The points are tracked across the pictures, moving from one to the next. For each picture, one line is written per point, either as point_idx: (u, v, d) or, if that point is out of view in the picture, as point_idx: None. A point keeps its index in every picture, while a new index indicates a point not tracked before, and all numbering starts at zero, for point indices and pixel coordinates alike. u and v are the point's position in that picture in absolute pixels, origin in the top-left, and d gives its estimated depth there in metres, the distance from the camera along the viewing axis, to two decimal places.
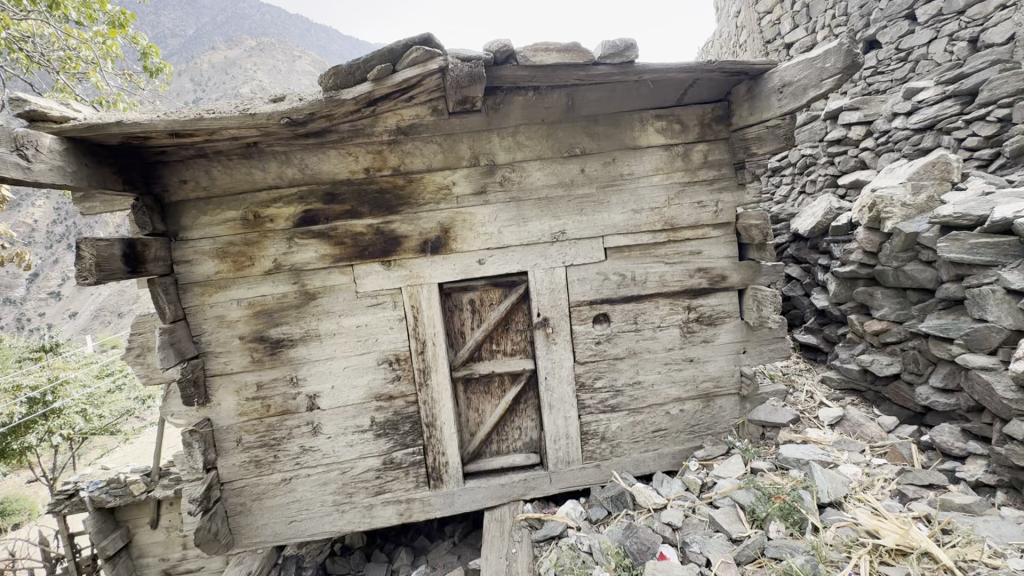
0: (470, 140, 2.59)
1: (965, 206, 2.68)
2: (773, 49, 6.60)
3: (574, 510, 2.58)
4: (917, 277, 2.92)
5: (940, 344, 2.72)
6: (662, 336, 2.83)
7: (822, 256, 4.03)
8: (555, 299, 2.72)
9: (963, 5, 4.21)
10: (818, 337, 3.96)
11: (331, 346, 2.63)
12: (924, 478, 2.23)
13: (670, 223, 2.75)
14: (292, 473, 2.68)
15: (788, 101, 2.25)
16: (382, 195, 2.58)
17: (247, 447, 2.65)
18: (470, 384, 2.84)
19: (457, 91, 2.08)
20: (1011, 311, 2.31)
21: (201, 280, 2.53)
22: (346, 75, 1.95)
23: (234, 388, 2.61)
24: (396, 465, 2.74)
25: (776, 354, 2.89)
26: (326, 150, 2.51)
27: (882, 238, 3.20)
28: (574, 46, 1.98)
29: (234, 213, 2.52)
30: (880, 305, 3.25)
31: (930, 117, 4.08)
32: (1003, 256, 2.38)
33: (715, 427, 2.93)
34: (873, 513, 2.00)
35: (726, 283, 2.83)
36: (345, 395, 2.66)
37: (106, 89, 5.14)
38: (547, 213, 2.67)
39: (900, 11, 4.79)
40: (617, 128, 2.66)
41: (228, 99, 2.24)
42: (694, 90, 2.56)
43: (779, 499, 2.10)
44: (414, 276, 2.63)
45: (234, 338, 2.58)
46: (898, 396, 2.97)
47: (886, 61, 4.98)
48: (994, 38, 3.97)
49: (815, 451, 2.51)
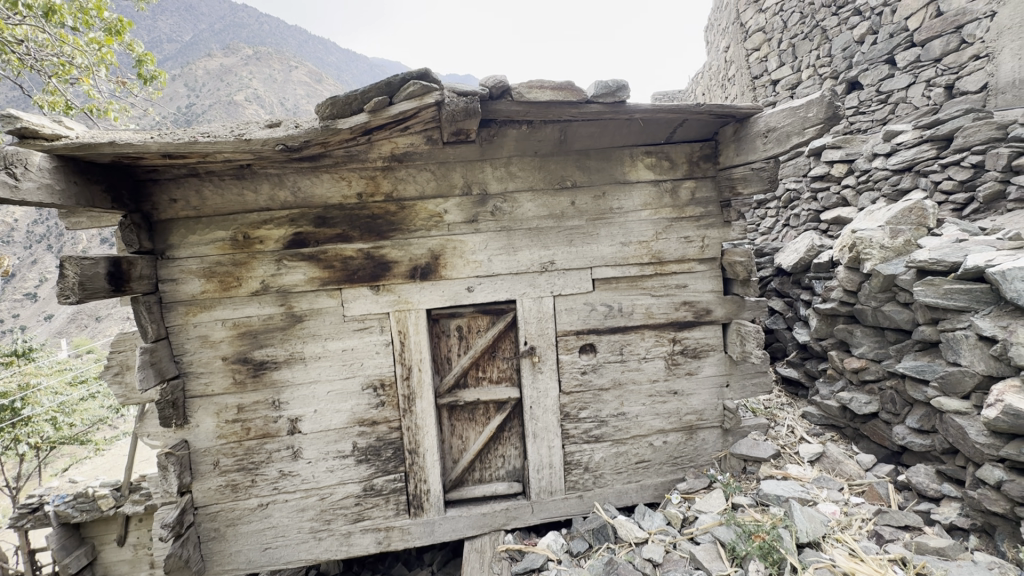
0: (463, 169, 2.63)
1: (940, 251, 2.78)
2: (760, 84, 6.81)
3: (555, 542, 2.55)
4: (894, 317, 3.01)
5: (917, 386, 2.79)
6: (647, 368, 2.85)
7: (804, 291, 4.12)
8: (543, 328, 2.74)
9: (939, 53, 4.43)
10: (799, 371, 4.03)
11: (316, 369, 2.61)
12: (900, 520, 2.27)
13: (658, 256, 2.80)
14: (269, 499, 2.63)
15: (773, 146, 2.33)
16: (373, 220, 2.59)
17: (224, 470, 2.59)
18: (455, 410, 2.83)
19: (452, 124, 2.12)
20: (983, 356, 2.38)
21: (186, 299, 2.51)
22: (343, 106, 1.98)
23: (214, 410, 2.56)
24: (376, 492, 2.70)
25: (759, 388, 2.93)
26: (319, 174, 2.52)
27: (862, 278, 3.29)
28: (568, 84, 2.03)
29: (223, 233, 2.51)
30: (859, 343, 3.32)
31: (908, 159, 4.22)
32: (977, 302, 2.46)
33: (698, 459, 2.95)
34: (850, 554, 2.02)
35: (711, 317, 2.88)
36: (328, 419, 2.63)
37: (98, 97, 5.02)
38: (536, 243, 2.70)
39: (880, 56, 5.00)
40: (608, 163, 2.72)
41: (224, 123, 2.26)
42: (682, 130, 2.64)
43: (759, 538, 2.11)
44: (403, 301, 2.63)
45: (217, 359, 2.55)
46: (876, 434, 3.02)
47: (867, 102, 5.17)
48: (968, 86, 4.21)
49: (795, 488, 2.53)
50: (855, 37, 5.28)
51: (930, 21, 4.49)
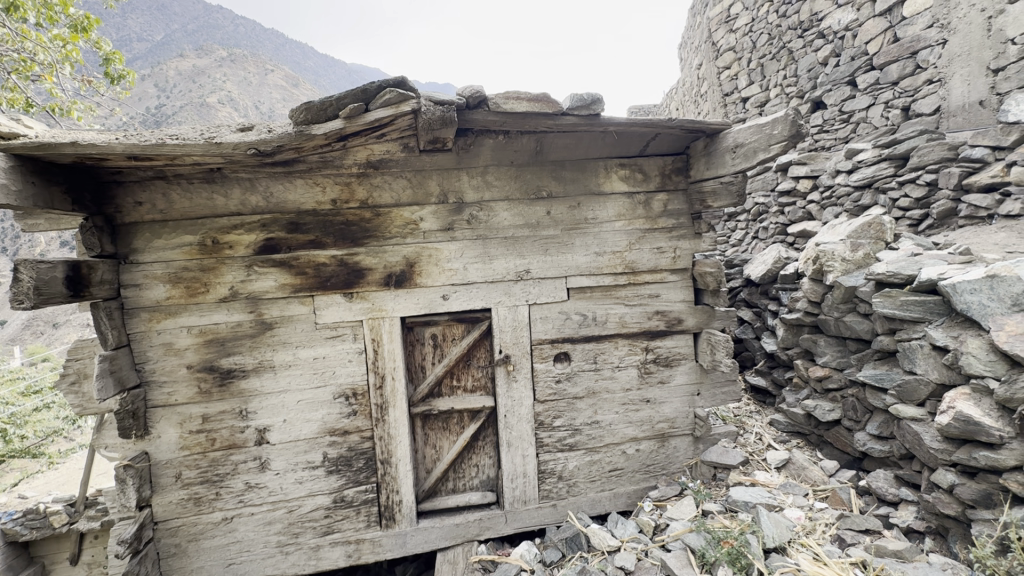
0: (440, 177, 2.63)
1: (896, 265, 2.91)
2: (730, 101, 7.02)
3: (528, 552, 2.55)
4: (855, 327, 3.13)
5: (876, 393, 2.90)
6: (620, 376, 2.88)
7: (772, 301, 4.26)
8: (518, 337, 2.75)
9: (897, 77, 4.67)
10: (767, 379, 4.15)
11: (286, 377, 2.55)
12: (861, 523, 2.35)
13: (631, 266, 2.85)
14: (234, 512, 2.55)
15: (741, 161, 2.41)
16: (347, 227, 2.57)
17: (187, 483, 2.50)
18: (429, 419, 2.80)
19: (429, 132, 2.12)
20: (936, 365, 2.50)
21: (150, 306, 2.43)
22: (318, 111, 1.97)
23: (177, 420, 2.48)
24: (347, 504, 2.65)
25: (728, 396, 2.99)
26: (293, 179, 2.49)
27: (825, 290, 3.42)
28: (544, 96, 2.06)
29: (190, 237, 2.44)
30: (822, 352, 3.44)
31: (868, 176, 4.42)
32: (930, 313, 2.59)
33: (670, 467, 2.98)
34: (814, 558, 2.08)
35: (682, 327, 2.94)
36: (297, 429, 2.57)
37: (61, 96, 4.83)
38: (512, 252, 2.72)
39: (843, 78, 5.22)
40: (583, 174, 2.77)
41: (193, 125, 2.21)
42: (655, 144, 2.70)
43: (728, 543, 2.14)
44: (376, 308, 2.60)
45: (181, 367, 2.47)
46: (839, 440, 3.13)
47: (830, 120, 5.40)
48: (923, 108, 4.46)
49: (763, 494, 2.59)
50: (819, 59, 5.50)
51: (888, 46, 4.74)
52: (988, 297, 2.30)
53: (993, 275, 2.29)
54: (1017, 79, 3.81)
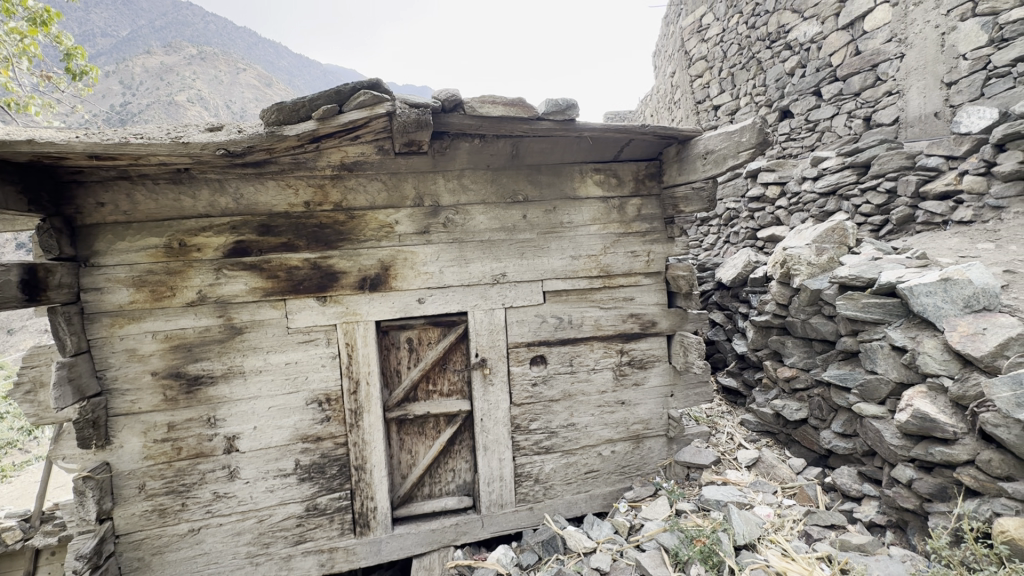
0: (415, 180, 2.62)
1: (858, 268, 3.03)
2: (702, 109, 7.19)
3: (505, 556, 2.54)
4: (820, 329, 3.24)
5: (840, 393, 3.00)
6: (596, 379, 2.91)
7: (742, 304, 4.37)
8: (494, 340, 2.75)
9: (859, 88, 4.87)
10: (738, 380, 4.25)
11: (257, 383, 2.49)
12: (827, 519, 2.43)
13: (606, 270, 2.88)
14: (201, 523, 2.47)
15: (711, 168, 2.47)
16: (321, 229, 2.53)
17: (151, 494, 2.41)
18: (405, 424, 2.77)
19: (404, 135, 2.11)
20: (895, 364, 2.60)
21: (112, 310, 2.34)
22: (290, 112, 1.95)
23: (141, 429, 2.39)
24: (320, 512, 2.60)
25: (701, 397, 3.05)
26: (264, 181, 2.44)
27: (792, 293, 3.53)
28: (519, 100, 2.07)
29: (156, 240, 2.37)
30: (790, 353, 3.54)
31: (833, 183, 4.59)
32: (890, 315, 2.70)
33: (645, 468, 3.02)
34: (782, 554, 2.14)
35: (656, 329, 2.99)
36: (268, 436, 2.51)
37: (16, 91, 4.60)
38: (488, 255, 2.72)
39: (808, 88, 5.41)
40: (559, 178, 2.79)
41: (159, 125, 2.15)
42: (629, 149, 2.75)
43: (700, 541, 2.18)
44: (351, 312, 2.56)
45: (146, 374, 2.38)
46: (806, 439, 3.23)
47: (797, 129, 5.58)
48: (883, 119, 4.66)
49: (733, 493, 2.66)
50: (786, 70, 5.68)
51: (850, 59, 4.93)
52: (942, 300, 2.44)
53: (947, 278, 2.45)
54: (968, 92, 4.01)
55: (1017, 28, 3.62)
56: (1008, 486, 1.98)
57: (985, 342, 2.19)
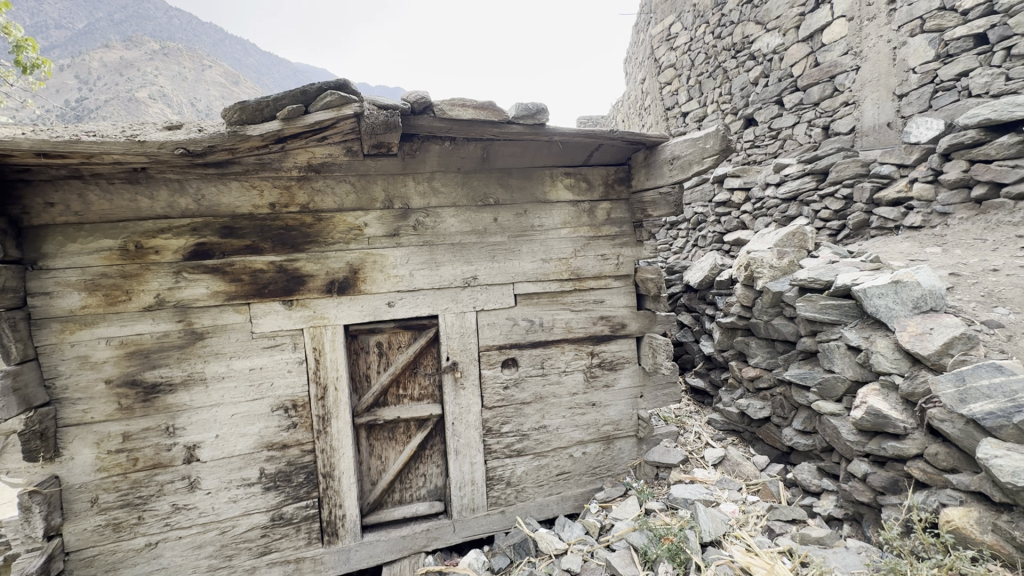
0: (385, 182, 2.59)
1: (816, 271, 3.15)
2: (671, 115, 7.36)
3: (477, 560, 2.54)
4: (781, 330, 3.35)
5: (801, 391, 3.10)
6: (567, 381, 2.94)
7: (709, 306, 4.48)
8: (465, 343, 2.74)
9: (818, 98, 5.07)
10: (705, 380, 4.36)
11: (219, 390, 2.41)
12: (788, 514, 2.51)
13: (576, 273, 2.91)
14: (159, 537, 2.37)
15: (677, 173, 2.53)
16: (287, 231, 2.47)
17: (104, 508, 2.30)
18: (374, 429, 2.73)
19: (372, 136, 2.08)
20: (851, 363, 2.71)
21: (63, 315, 2.23)
22: (253, 111, 1.91)
23: (94, 440, 2.28)
24: (286, 521, 2.53)
25: (669, 398, 3.11)
26: (227, 182, 2.38)
27: (756, 295, 3.64)
28: (489, 104, 2.09)
29: (110, 242, 2.27)
30: (754, 354, 3.65)
31: (794, 189, 4.76)
32: (846, 316, 2.82)
33: (615, 468, 3.06)
34: (746, 549, 2.20)
35: (626, 331, 3.03)
36: (231, 445, 2.43)
37: None
38: (459, 258, 2.71)
39: (771, 97, 5.60)
40: (529, 182, 2.81)
41: (115, 122, 2.07)
42: (599, 154, 2.78)
43: (668, 540, 2.21)
44: (318, 316, 2.51)
45: (99, 382, 2.28)
46: (769, 437, 3.33)
47: (761, 137, 5.77)
48: (840, 128, 4.86)
49: (700, 491, 2.73)
50: (751, 79, 5.87)
51: (810, 70, 5.13)
52: (893, 301, 2.56)
53: (897, 280, 2.58)
54: (917, 104, 4.22)
55: (961, 45, 3.86)
56: (952, 478, 2.08)
57: (932, 341, 2.32)
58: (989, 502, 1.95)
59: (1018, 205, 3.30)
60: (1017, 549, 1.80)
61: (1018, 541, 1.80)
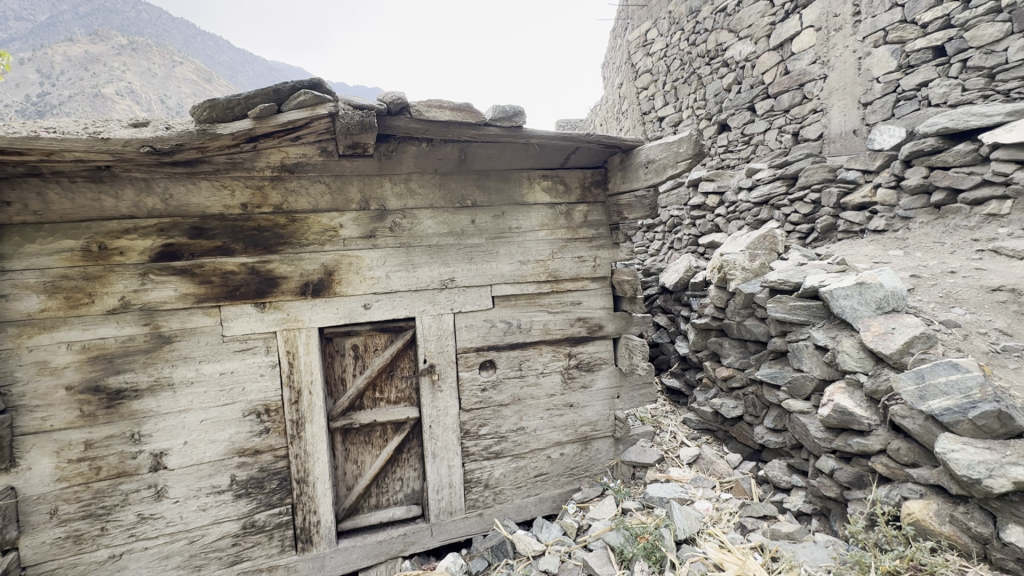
0: (360, 183, 2.56)
1: (786, 273, 3.24)
2: (648, 120, 7.47)
3: (454, 564, 2.51)
4: (753, 330, 3.43)
5: (771, 390, 3.18)
6: (545, 382, 2.95)
7: (684, 307, 4.56)
8: (443, 345, 2.72)
9: (788, 105, 5.22)
10: (680, 381, 4.43)
11: (188, 396, 2.35)
12: (760, 510, 2.57)
13: (553, 275, 2.93)
14: (124, 548, 2.29)
15: (652, 176, 2.57)
16: (259, 232, 2.42)
17: (65, 520, 2.21)
18: (350, 433, 2.69)
19: (348, 137, 2.06)
20: (819, 362, 2.80)
21: (20, 319, 2.14)
22: (224, 109, 1.87)
23: (53, 449, 2.19)
24: (258, 529, 2.47)
25: (645, 398, 3.16)
26: (197, 181, 2.32)
27: (728, 296, 3.72)
28: (466, 105, 2.09)
29: (72, 242, 2.18)
30: (727, 354, 3.73)
31: (765, 193, 4.89)
32: (814, 316, 2.90)
33: (592, 468, 3.08)
34: (719, 546, 2.25)
35: (603, 333, 3.06)
36: (201, 451, 2.37)
37: None
38: (436, 259, 2.70)
39: (743, 103, 5.74)
40: (507, 184, 2.82)
41: (76, 119, 1.99)
42: (576, 157, 2.81)
43: (644, 538, 2.24)
44: (292, 319, 2.47)
45: (59, 389, 2.19)
46: (742, 435, 3.41)
47: (734, 142, 5.91)
48: (809, 134, 5.02)
49: (675, 489, 2.78)
50: (724, 86, 6.00)
51: (780, 78, 5.28)
52: (858, 302, 2.66)
53: (862, 282, 2.68)
54: (881, 112, 4.38)
55: (921, 56, 4.05)
56: (913, 472, 2.17)
57: (894, 340, 2.40)
58: (946, 494, 2.04)
59: (974, 210, 3.47)
60: (972, 539, 1.89)
61: (973, 531, 1.88)
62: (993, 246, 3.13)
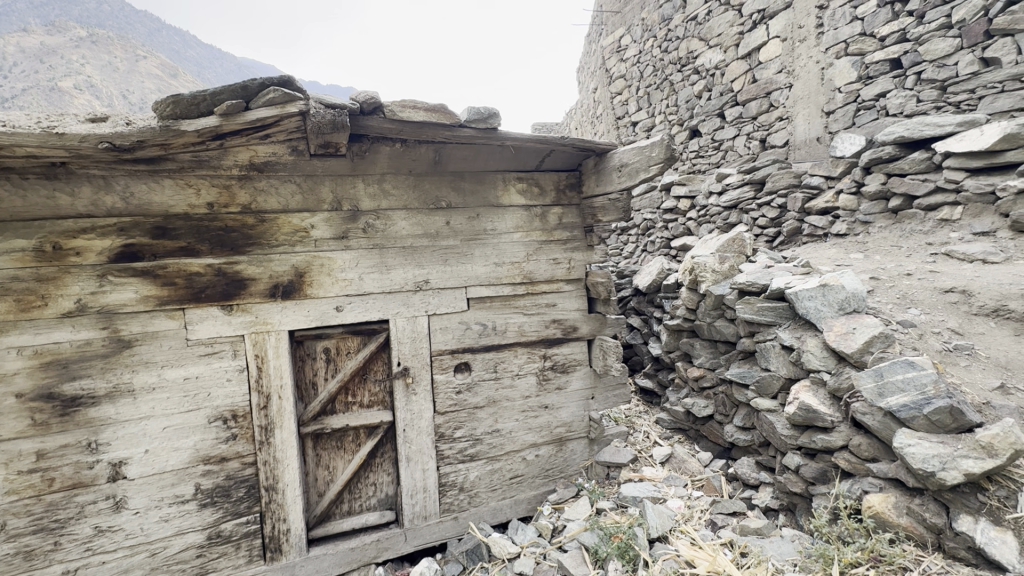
0: (332, 183, 2.52)
1: (753, 275, 3.33)
2: (622, 124, 7.57)
3: (429, 569, 2.47)
4: (723, 331, 3.51)
5: (740, 389, 3.26)
6: (520, 384, 2.95)
7: (657, 309, 4.64)
8: (417, 348, 2.70)
9: (755, 112, 5.38)
10: (653, 381, 4.50)
11: (149, 402, 2.26)
12: (730, 507, 2.64)
13: (529, 277, 2.94)
14: (79, 563, 2.18)
15: (625, 179, 2.61)
16: (226, 233, 2.35)
17: (14, 535, 2.10)
18: (321, 438, 2.64)
19: (319, 136, 2.02)
20: (785, 362, 2.88)
21: None
22: (189, 105, 1.80)
23: (2, 460, 2.07)
24: (224, 539, 2.39)
25: (619, 398, 3.19)
26: (160, 179, 2.23)
27: (699, 298, 3.80)
28: (440, 106, 2.09)
29: (23, 242, 2.08)
30: (698, 354, 3.81)
31: (734, 198, 5.02)
32: (781, 317, 2.99)
33: (567, 469, 3.10)
34: (691, 543, 2.29)
35: (578, 334, 3.09)
36: (163, 459, 2.28)
37: None
38: (410, 261, 2.67)
39: (713, 110, 5.88)
40: (481, 186, 2.81)
41: (28, 112, 1.90)
42: (550, 160, 2.82)
43: (618, 537, 2.27)
44: (261, 322, 2.40)
45: (8, 397, 2.07)
46: (712, 434, 3.49)
47: (704, 147, 6.05)
48: (776, 140, 5.18)
49: (649, 488, 2.82)
50: (695, 92, 6.14)
51: (748, 86, 5.44)
52: (821, 303, 2.75)
53: (825, 284, 2.77)
54: (842, 120, 4.56)
55: (880, 68, 4.23)
56: (873, 466, 2.25)
57: (854, 340, 2.49)
58: (904, 487, 2.13)
59: (929, 215, 3.64)
60: (928, 530, 1.98)
61: (928, 522, 1.97)
62: (946, 249, 3.29)
